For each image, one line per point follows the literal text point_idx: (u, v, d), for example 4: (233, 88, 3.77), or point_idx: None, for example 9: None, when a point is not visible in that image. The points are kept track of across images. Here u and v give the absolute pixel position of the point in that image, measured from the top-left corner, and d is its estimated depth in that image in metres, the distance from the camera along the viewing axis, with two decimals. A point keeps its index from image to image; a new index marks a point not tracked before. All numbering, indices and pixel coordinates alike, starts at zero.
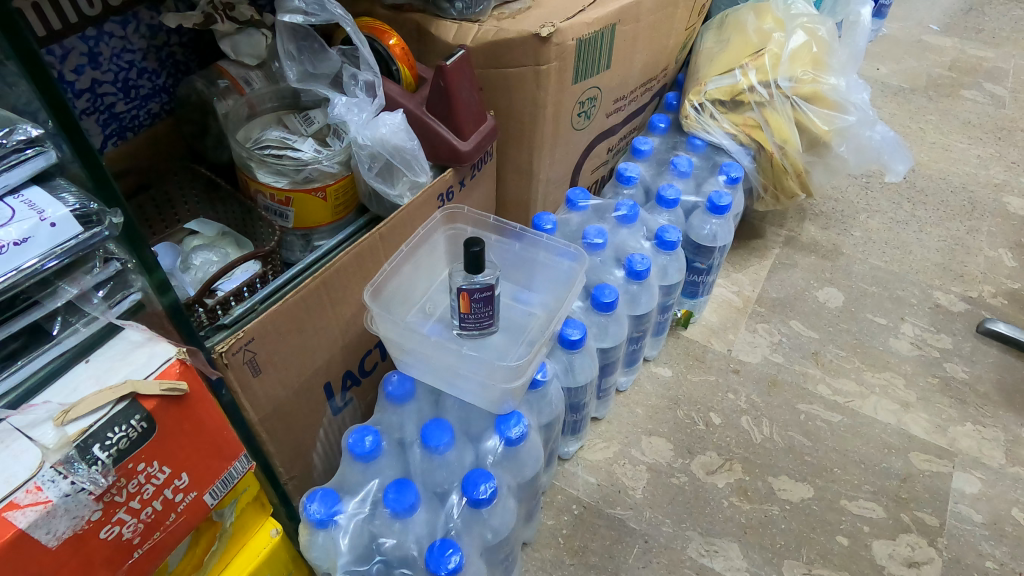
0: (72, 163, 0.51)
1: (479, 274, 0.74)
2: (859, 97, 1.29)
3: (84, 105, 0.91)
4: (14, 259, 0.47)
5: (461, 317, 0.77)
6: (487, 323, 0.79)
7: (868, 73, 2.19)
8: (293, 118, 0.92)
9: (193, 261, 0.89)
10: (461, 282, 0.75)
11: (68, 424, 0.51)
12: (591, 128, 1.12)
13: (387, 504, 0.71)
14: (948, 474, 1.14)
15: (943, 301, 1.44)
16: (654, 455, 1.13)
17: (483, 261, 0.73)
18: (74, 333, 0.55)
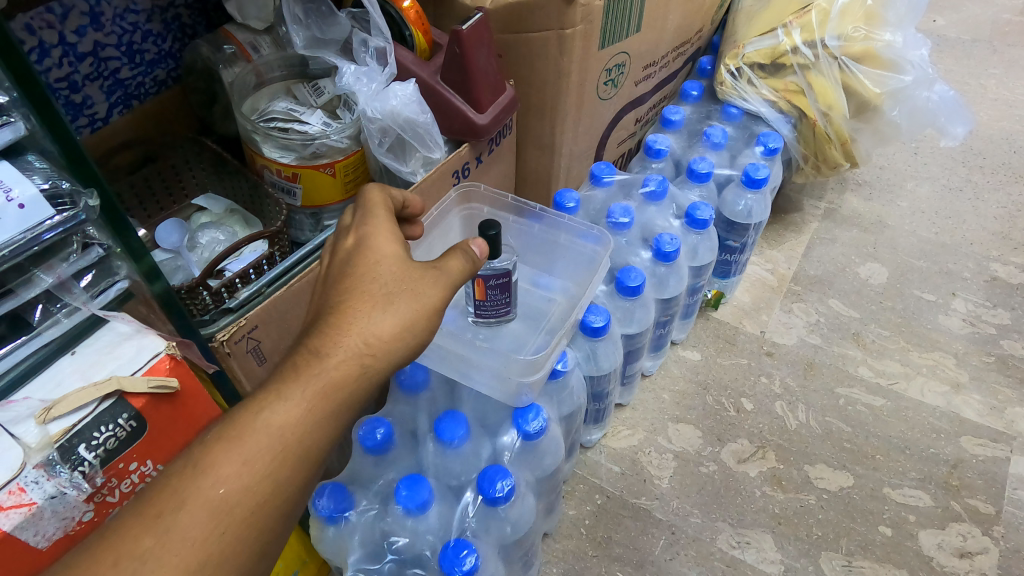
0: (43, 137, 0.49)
1: (496, 260, 0.68)
2: (917, 54, 1.18)
3: (87, 70, 0.87)
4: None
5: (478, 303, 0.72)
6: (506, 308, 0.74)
7: (924, 25, 2.04)
8: (302, 88, 0.87)
9: (199, 240, 0.85)
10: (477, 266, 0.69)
11: (50, 422, 0.49)
12: (618, 97, 1.05)
13: (400, 501, 0.68)
14: (1003, 459, 1.07)
15: (1000, 274, 1.34)
16: (681, 443, 1.08)
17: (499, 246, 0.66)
18: (57, 323, 0.53)
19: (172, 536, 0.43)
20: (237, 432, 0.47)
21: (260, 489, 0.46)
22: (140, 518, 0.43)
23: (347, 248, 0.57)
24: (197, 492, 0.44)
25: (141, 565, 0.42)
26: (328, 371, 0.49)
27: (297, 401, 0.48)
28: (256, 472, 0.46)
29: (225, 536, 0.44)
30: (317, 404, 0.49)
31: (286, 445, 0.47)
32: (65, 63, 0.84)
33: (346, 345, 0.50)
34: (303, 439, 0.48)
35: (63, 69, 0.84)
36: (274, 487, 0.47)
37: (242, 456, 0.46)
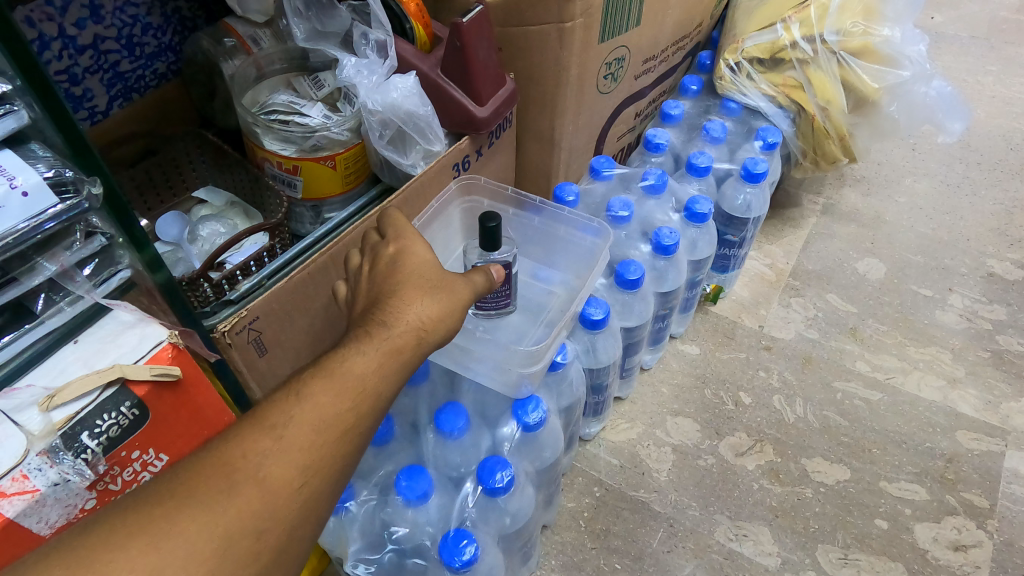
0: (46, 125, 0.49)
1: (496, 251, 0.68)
2: (914, 49, 1.19)
3: (87, 63, 0.87)
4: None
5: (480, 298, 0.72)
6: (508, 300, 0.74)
7: (922, 22, 2.04)
8: (303, 81, 0.87)
9: (200, 232, 0.86)
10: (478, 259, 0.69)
11: (53, 410, 0.49)
12: (618, 91, 1.06)
13: (399, 491, 0.68)
14: (998, 454, 1.08)
15: (996, 269, 1.35)
16: (680, 437, 1.08)
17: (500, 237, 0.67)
18: (59, 312, 0.53)
19: (285, 442, 0.47)
20: (327, 369, 0.51)
21: (352, 418, 0.50)
22: (253, 427, 0.47)
23: (387, 258, 0.60)
24: (304, 412, 0.48)
25: (261, 461, 0.45)
26: (397, 333, 0.54)
27: (380, 346, 0.53)
28: (351, 401, 0.50)
29: (326, 452, 0.48)
30: (396, 353, 0.53)
31: (373, 382, 0.51)
32: (65, 56, 0.84)
33: (413, 313, 0.55)
34: (385, 380, 0.52)
35: (63, 62, 0.84)
36: (354, 420, 0.50)
37: (336, 387, 0.50)
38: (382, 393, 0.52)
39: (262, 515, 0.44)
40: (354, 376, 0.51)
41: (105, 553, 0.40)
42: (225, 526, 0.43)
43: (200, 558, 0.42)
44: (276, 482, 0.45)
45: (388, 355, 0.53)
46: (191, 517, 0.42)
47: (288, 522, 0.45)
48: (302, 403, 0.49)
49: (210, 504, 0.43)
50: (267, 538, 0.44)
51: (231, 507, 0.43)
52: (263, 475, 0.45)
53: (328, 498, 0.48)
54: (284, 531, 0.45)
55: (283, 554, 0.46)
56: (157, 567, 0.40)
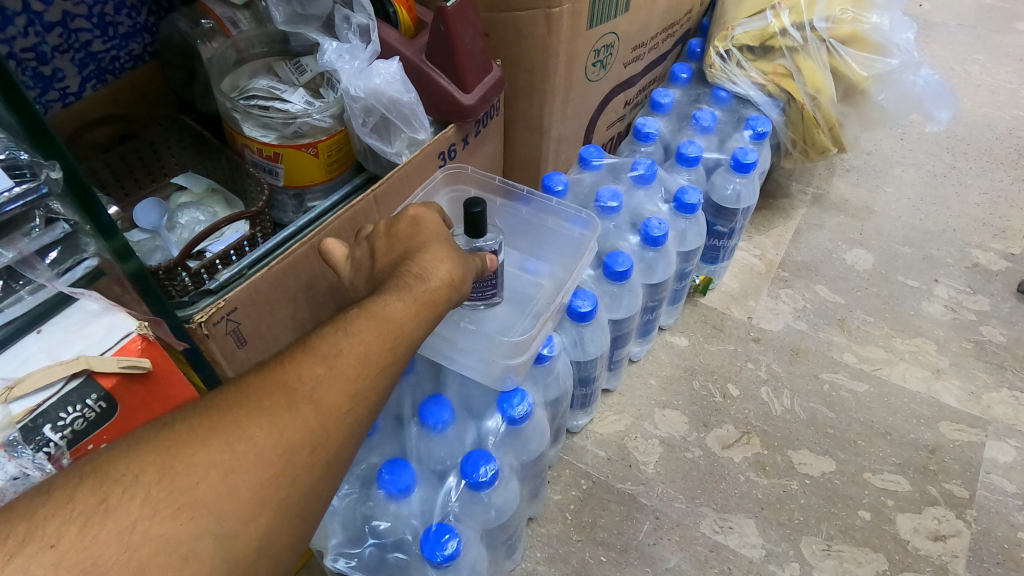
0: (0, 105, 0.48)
1: (481, 238, 0.66)
2: (903, 37, 1.17)
3: (56, 41, 0.84)
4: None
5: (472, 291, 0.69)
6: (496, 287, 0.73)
7: (911, 10, 2.04)
8: (284, 66, 0.84)
9: (179, 219, 0.84)
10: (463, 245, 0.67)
11: (13, 401, 0.47)
12: (607, 79, 1.04)
13: (382, 486, 0.67)
14: (980, 444, 1.08)
15: (981, 260, 1.35)
16: (667, 429, 1.08)
17: (484, 224, 0.65)
18: (20, 301, 0.51)
19: (338, 370, 0.48)
20: (372, 309, 0.51)
21: (394, 357, 0.51)
22: (307, 355, 0.49)
23: (408, 221, 0.59)
24: (354, 344, 0.50)
25: (316, 385, 0.47)
26: (433, 288, 0.54)
27: (421, 291, 0.53)
28: (396, 340, 0.51)
29: (374, 383, 0.50)
30: (432, 303, 0.54)
31: (416, 324, 0.52)
32: (32, 33, 0.81)
33: (444, 269, 0.55)
34: (426, 323, 0.53)
35: (30, 40, 0.81)
36: (394, 359, 0.51)
37: (380, 330, 0.50)
38: (423, 335, 0.53)
39: (319, 432, 0.46)
40: (395, 321, 0.51)
41: (182, 450, 0.42)
42: (286, 439, 0.45)
43: (266, 464, 0.44)
44: (330, 405, 0.47)
45: (426, 303, 0.53)
46: (257, 426, 0.45)
47: (338, 443, 0.48)
48: (353, 335, 0.50)
49: (274, 417, 0.45)
50: (319, 456, 0.46)
51: (291, 423, 0.46)
52: (318, 397, 0.47)
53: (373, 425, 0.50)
54: (337, 450, 0.48)
55: (333, 471, 0.48)
56: (230, 467, 0.43)
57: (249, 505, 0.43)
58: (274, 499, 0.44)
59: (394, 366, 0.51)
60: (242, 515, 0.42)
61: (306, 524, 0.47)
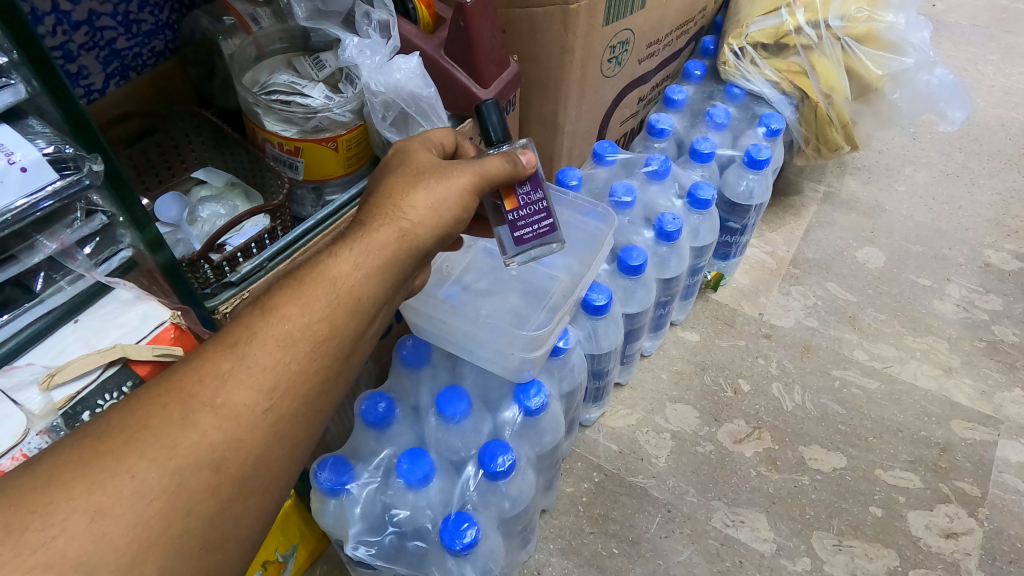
0: (43, 98, 0.49)
1: (501, 142, 0.65)
2: (918, 36, 1.18)
3: (82, 39, 0.86)
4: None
5: (507, 220, 0.64)
6: (547, 233, 0.66)
7: (923, 10, 2.03)
8: (304, 62, 0.85)
9: (199, 214, 0.86)
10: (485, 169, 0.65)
11: (54, 389, 0.49)
12: (622, 75, 1.05)
13: (401, 475, 0.68)
14: (991, 443, 1.08)
15: (993, 260, 1.35)
16: (679, 423, 1.08)
17: (496, 126, 0.66)
18: (59, 291, 0.53)
19: (249, 363, 0.47)
20: (299, 282, 0.51)
21: (326, 329, 0.50)
22: (217, 349, 0.47)
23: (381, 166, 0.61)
24: (269, 330, 0.48)
25: (219, 386, 0.45)
26: (375, 237, 0.54)
27: (360, 248, 0.53)
28: (327, 307, 0.50)
29: (295, 371, 0.48)
30: (376, 256, 0.53)
31: (348, 289, 0.51)
32: (60, 32, 0.83)
33: (397, 213, 0.55)
34: (363, 285, 0.52)
35: (57, 38, 0.83)
36: (331, 328, 0.50)
37: (305, 300, 0.50)
38: (362, 305, 0.52)
39: (228, 438, 0.44)
40: (329, 284, 0.51)
41: (41, 496, 0.39)
42: (183, 456, 0.42)
43: (146, 499, 0.40)
44: (236, 408, 0.45)
45: (365, 255, 0.53)
46: (140, 453, 0.41)
47: (250, 451, 0.45)
48: (271, 316, 0.49)
49: (164, 435, 0.42)
50: (225, 472, 0.44)
51: (188, 438, 0.43)
52: (221, 401, 0.45)
53: (303, 416, 0.48)
54: (253, 455, 0.45)
55: (262, 477, 0.46)
56: (101, 506, 0.39)
57: (135, 540, 0.39)
58: (160, 537, 0.40)
59: (323, 346, 0.49)
60: (121, 564, 0.39)
61: (220, 549, 0.44)
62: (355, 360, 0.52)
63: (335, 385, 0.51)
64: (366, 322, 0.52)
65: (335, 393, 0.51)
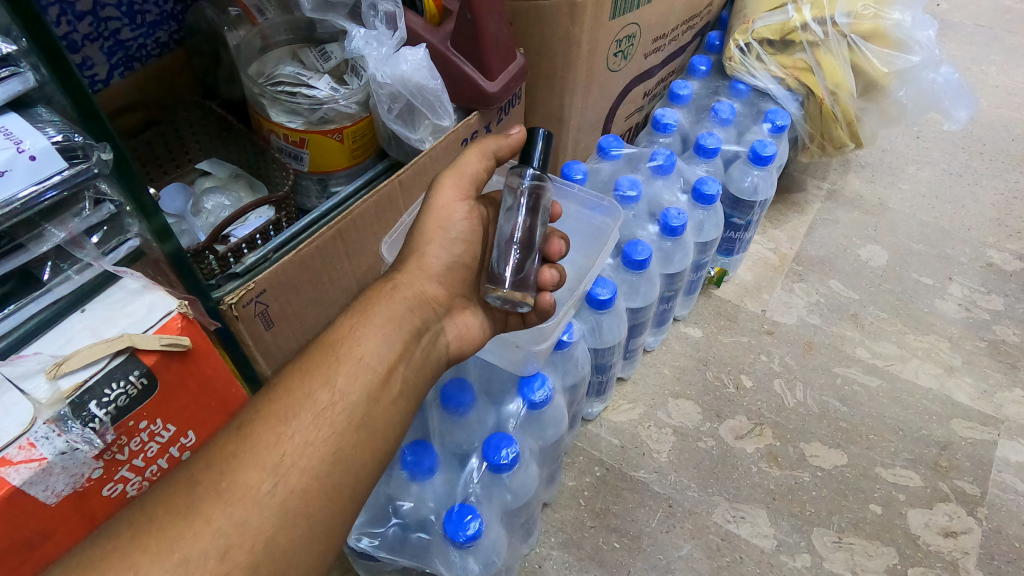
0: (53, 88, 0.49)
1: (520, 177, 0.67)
2: (924, 34, 1.17)
3: (86, 30, 0.86)
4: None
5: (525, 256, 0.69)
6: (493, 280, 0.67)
7: (928, 9, 2.03)
8: (309, 53, 0.85)
9: (204, 205, 0.85)
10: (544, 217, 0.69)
11: (61, 377, 0.49)
12: (627, 70, 1.05)
13: (406, 466, 0.68)
14: (992, 443, 1.08)
15: (996, 260, 1.35)
16: (680, 418, 1.09)
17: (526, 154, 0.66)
18: (67, 280, 0.54)
19: (252, 444, 0.50)
20: (299, 365, 0.56)
21: (327, 400, 0.53)
22: (222, 440, 0.51)
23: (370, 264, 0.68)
24: (269, 409, 0.52)
25: (223, 471, 0.48)
26: (366, 318, 0.59)
27: (352, 326, 0.58)
28: (326, 376, 0.55)
29: (299, 444, 0.50)
30: (369, 330, 0.58)
31: (345, 358, 0.56)
32: (64, 22, 0.83)
33: (384, 297, 0.61)
34: (360, 354, 0.57)
35: (62, 28, 0.83)
36: (331, 398, 0.54)
37: (302, 380, 0.54)
38: (365, 371, 0.56)
39: (234, 520, 0.46)
40: (324, 361, 0.55)
41: None
42: (190, 544, 0.45)
43: None
44: (241, 489, 0.48)
45: (359, 328, 0.58)
46: (144, 548, 0.44)
47: (261, 528, 0.47)
48: (272, 397, 0.53)
49: (171, 526, 0.45)
50: (237, 554, 0.45)
51: (194, 526, 0.45)
52: (226, 484, 0.48)
53: (316, 489, 0.50)
54: (263, 538, 0.47)
55: (274, 562, 0.47)
56: None
57: None
58: None
59: (326, 416, 0.53)
60: None
61: None
62: (368, 428, 0.54)
63: (350, 446, 0.53)
64: (371, 389, 0.55)
65: (349, 463, 0.52)
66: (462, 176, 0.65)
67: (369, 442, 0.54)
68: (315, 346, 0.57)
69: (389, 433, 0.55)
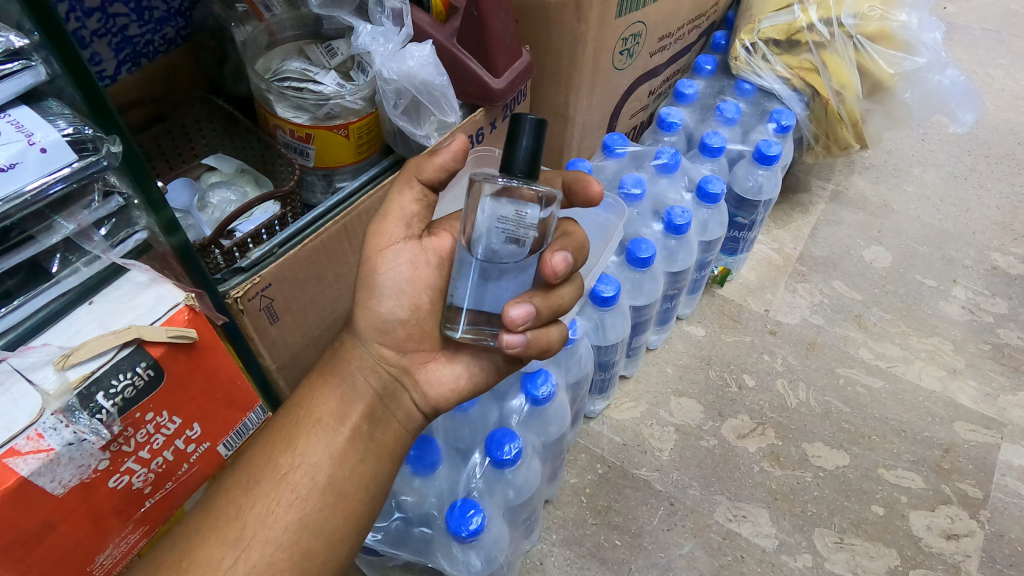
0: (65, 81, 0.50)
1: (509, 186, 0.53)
2: (931, 36, 1.17)
3: (94, 25, 0.86)
4: (5, 185, 0.45)
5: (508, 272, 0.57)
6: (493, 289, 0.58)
7: (935, 12, 2.03)
8: (315, 49, 0.85)
9: (209, 200, 0.85)
10: (523, 234, 0.54)
11: (69, 369, 0.49)
12: (632, 69, 1.05)
13: (410, 461, 0.68)
14: (994, 446, 1.08)
15: (1000, 263, 1.35)
16: (682, 417, 1.09)
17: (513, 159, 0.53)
18: (75, 272, 0.54)
19: (214, 521, 0.53)
20: (264, 433, 0.59)
21: (287, 467, 0.56)
22: (194, 515, 0.55)
23: None
24: (232, 483, 0.55)
25: (186, 552, 0.52)
26: (330, 376, 0.61)
27: (318, 385, 0.61)
28: (288, 440, 0.57)
29: (259, 515, 0.54)
30: (330, 385, 0.60)
31: (304, 422, 0.58)
32: (73, 18, 0.83)
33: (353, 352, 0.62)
34: (320, 415, 0.59)
35: (71, 24, 0.84)
36: (291, 465, 0.56)
37: (266, 450, 0.57)
38: (330, 432, 0.58)
39: None
40: (285, 426, 0.58)
41: None
42: None
43: None
44: (203, 567, 0.51)
45: (324, 384, 0.61)
46: None
47: None
48: (239, 467, 0.56)
49: None
50: None
51: None
52: (187, 563, 0.51)
53: (281, 560, 0.53)
54: None
55: None
56: None
57: None
58: None
59: (287, 482, 0.55)
60: None
61: None
62: (336, 489, 0.56)
63: (317, 508, 0.55)
64: (337, 446, 0.57)
65: (317, 526, 0.55)
66: (387, 221, 0.61)
67: (338, 503, 0.56)
68: (281, 412, 0.60)
69: (362, 488, 0.57)
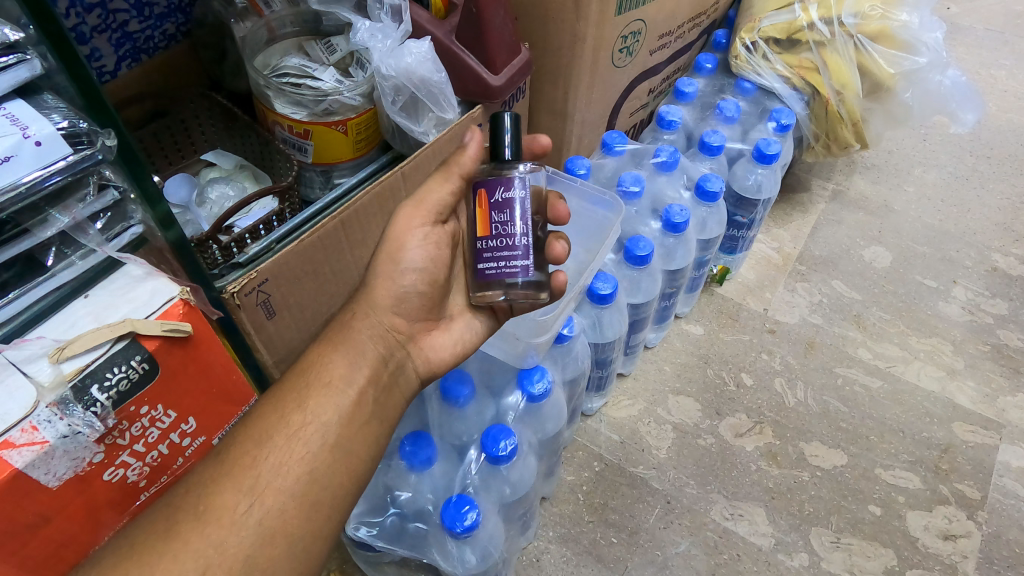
0: (59, 74, 0.50)
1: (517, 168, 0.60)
2: (932, 36, 1.17)
3: (94, 21, 0.86)
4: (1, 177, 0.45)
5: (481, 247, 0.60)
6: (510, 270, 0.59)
7: (938, 13, 2.02)
8: (314, 45, 0.85)
9: (208, 196, 0.86)
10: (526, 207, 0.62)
11: (64, 361, 0.49)
12: (632, 66, 1.05)
13: (405, 456, 0.68)
14: (993, 447, 1.08)
15: (1001, 264, 1.35)
16: (680, 415, 1.09)
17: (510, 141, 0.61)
18: (70, 266, 0.54)
19: (228, 468, 0.52)
20: (272, 391, 0.58)
21: (300, 420, 0.56)
22: (201, 465, 0.53)
23: None
24: (243, 435, 0.54)
25: (199, 496, 0.51)
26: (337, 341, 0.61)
27: (326, 349, 0.61)
28: (299, 399, 0.57)
29: (274, 464, 0.53)
30: (338, 350, 0.60)
31: (314, 381, 0.58)
32: (72, 14, 0.83)
33: (356, 322, 0.63)
34: (330, 376, 0.59)
35: (71, 20, 0.83)
36: (304, 420, 0.56)
37: (275, 405, 0.56)
38: (339, 393, 0.58)
39: (212, 541, 0.49)
40: (295, 383, 0.58)
41: None
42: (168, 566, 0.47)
43: None
44: (219, 511, 0.50)
45: (332, 347, 0.61)
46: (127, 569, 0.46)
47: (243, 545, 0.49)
48: (248, 422, 0.56)
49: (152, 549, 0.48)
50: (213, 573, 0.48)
51: (173, 549, 0.48)
52: (203, 507, 0.50)
53: (293, 509, 0.52)
54: (242, 554, 0.49)
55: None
56: None
57: None
58: None
59: (299, 437, 0.55)
60: None
61: None
62: (344, 447, 0.56)
63: (327, 464, 0.55)
64: (346, 409, 0.58)
65: (326, 479, 0.54)
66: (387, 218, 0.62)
67: (345, 461, 0.56)
68: (287, 374, 0.60)
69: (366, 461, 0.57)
